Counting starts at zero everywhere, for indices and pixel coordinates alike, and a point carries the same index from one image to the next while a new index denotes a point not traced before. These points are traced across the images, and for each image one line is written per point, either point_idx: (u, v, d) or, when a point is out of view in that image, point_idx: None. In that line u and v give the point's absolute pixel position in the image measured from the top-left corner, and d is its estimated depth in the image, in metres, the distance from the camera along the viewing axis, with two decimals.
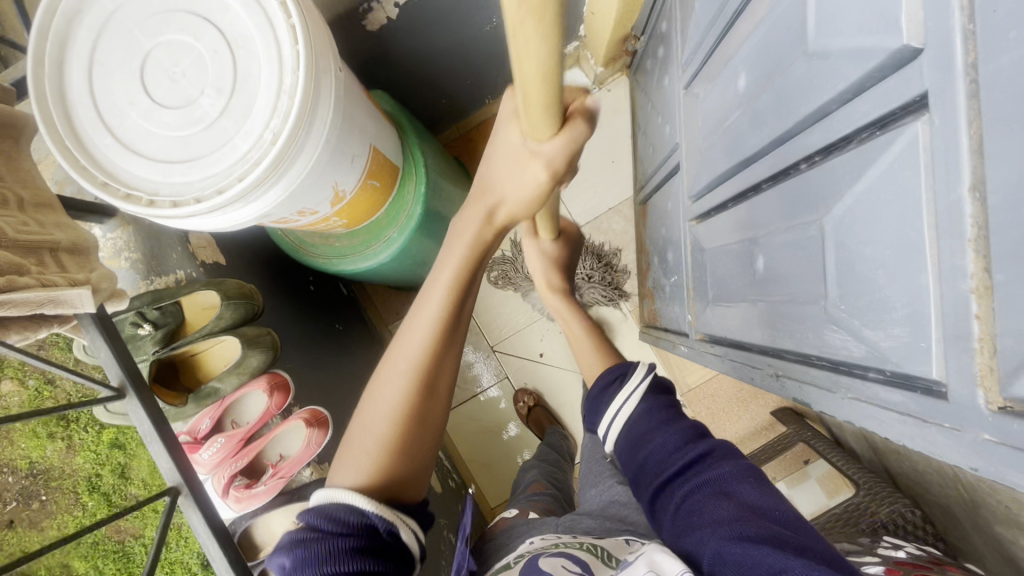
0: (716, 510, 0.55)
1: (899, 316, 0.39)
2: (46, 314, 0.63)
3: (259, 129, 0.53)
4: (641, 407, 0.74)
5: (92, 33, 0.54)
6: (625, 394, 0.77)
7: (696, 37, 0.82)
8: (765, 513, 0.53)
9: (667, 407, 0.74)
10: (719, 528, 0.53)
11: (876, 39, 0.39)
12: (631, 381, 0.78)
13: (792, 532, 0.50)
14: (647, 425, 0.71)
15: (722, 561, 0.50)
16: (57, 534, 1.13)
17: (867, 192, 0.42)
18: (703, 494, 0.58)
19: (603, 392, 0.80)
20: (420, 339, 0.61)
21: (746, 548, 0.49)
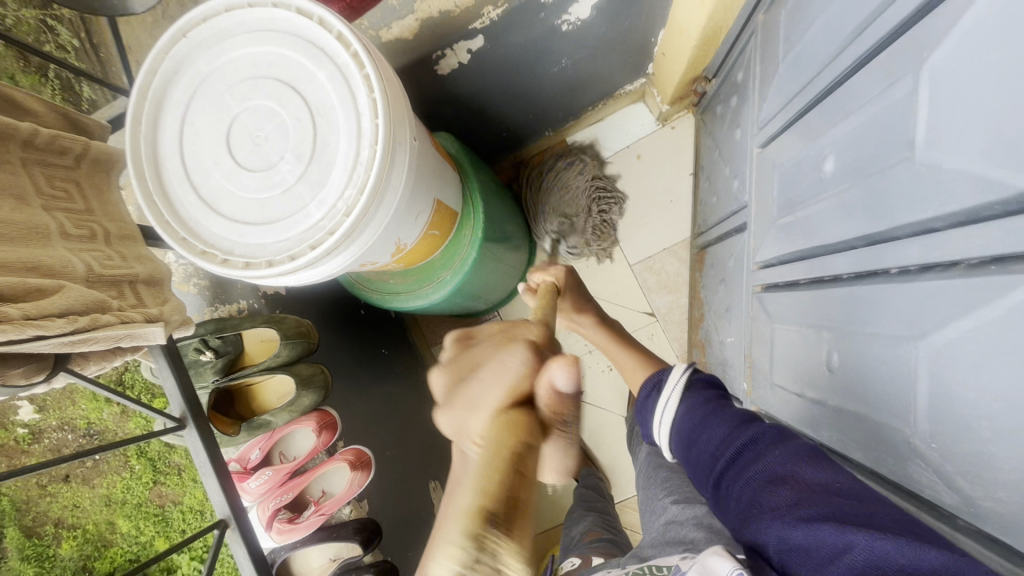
0: (772, 499, 0.48)
1: (1007, 481, 0.35)
2: (123, 346, 0.66)
3: (333, 199, 0.54)
4: (686, 404, 0.67)
5: (186, 94, 0.57)
6: (663, 403, 0.69)
7: (778, 100, 0.78)
8: (830, 490, 0.45)
9: (711, 398, 0.65)
10: (778, 514, 0.46)
11: (1002, 174, 0.36)
12: (669, 384, 0.70)
13: (864, 502, 0.42)
14: (691, 423, 0.64)
15: (789, 548, 0.44)
16: (106, 492, 1.14)
17: (971, 332, 0.39)
18: (759, 484, 0.50)
19: (647, 401, 0.73)
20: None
21: (812, 531, 0.42)
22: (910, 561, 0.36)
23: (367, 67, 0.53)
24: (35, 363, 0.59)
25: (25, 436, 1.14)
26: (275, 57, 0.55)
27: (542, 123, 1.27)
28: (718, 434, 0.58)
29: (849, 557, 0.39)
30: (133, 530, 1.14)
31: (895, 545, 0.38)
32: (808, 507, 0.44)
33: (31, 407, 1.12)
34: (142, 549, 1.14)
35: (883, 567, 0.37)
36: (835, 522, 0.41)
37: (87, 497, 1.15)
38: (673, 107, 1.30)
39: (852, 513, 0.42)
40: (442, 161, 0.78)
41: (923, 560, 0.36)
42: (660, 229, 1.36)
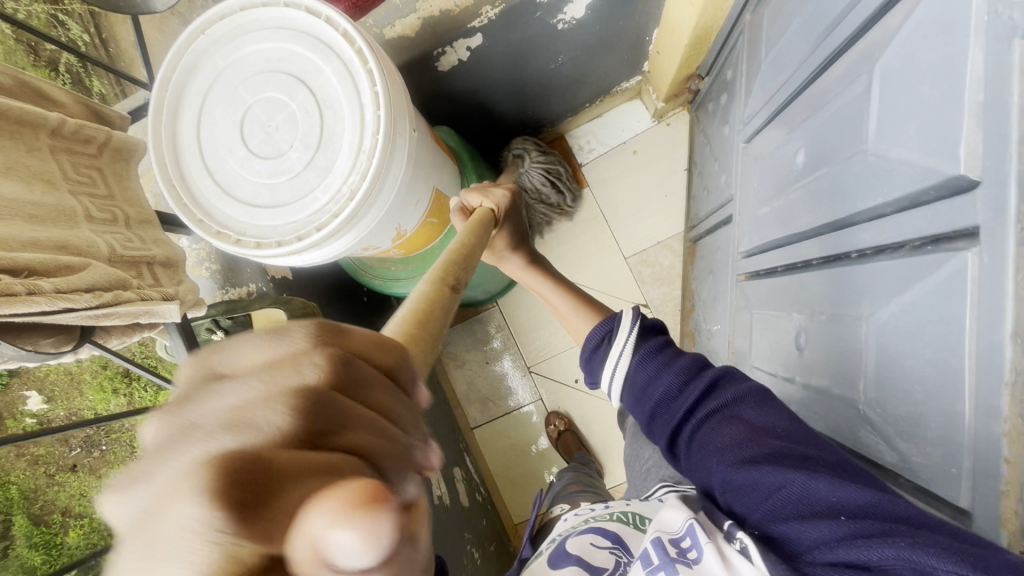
0: (719, 440, 0.50)
1: (934, 436, 0.40)
2: (142, 322, 0.71)
3: (338, 184, 0.59)
4: (637, 356, 0.63)
5: (204, 87, 0.62)
6: (617, 355, 0.63)
7: (761, 96, 0.81)
8: (771, 432, 0.48)
9: (663, 347, 0.63)
10: (723, 455, 0.48)
11: (933, 162, 0.40)
12: (619, 339, 0.64)
13: (802, 444, 0.46)
14: (647, 374, 0.61)
15: (730, 487, 0.46)
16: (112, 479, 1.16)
17: (909, 306, 0.43)
18: (707, 426, 0.52)
19: (593, 356, 0.66)
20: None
21: (751, 472, 0.45)
22: (840, 497, 0.40)
23: (370, 62, 0.58)
24: (63, 334, 0.64)
25: (30, 427, 1.11)
26: (287, 53, 0.60)
27: (540, 119, 1.31)
28: (668, 384, 0.58)
29: (783, 493, 0.42)
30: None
31: (827, 483, 0.41)
32: (750, 448, 0.47)
33: (38, 397, 1.10)
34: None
35: (816, 502, 0.41)
36: (772, 463, 0.44)
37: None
38: (668, 104, 1.34)
39: (789, 454, 0.45)
40: (441, 153, 0.83)
41: (851, 497, 0.40)
42: (655, 223, 1.40)
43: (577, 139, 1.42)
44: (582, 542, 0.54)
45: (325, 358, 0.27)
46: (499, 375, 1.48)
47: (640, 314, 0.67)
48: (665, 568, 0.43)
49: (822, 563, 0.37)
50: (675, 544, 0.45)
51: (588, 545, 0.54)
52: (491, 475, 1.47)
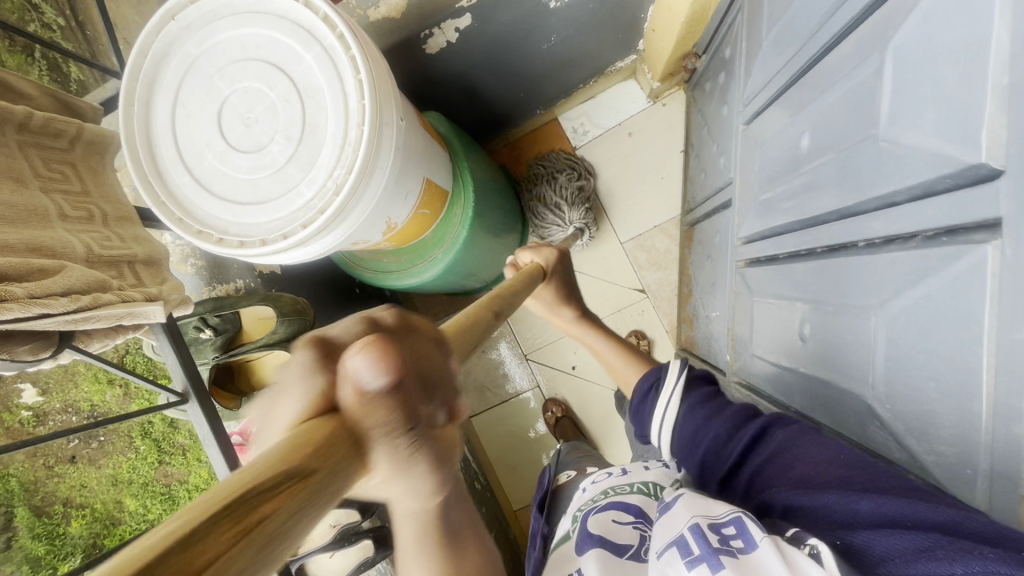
0: (784, 478, 0.46)
1: (948, 435, 0.38)
2: (124, 324, 0.69)
3: (323, 177, 0.56)
4: (684, 407, 0.63)
5: (177, 76, 0.58)
6: (663, 403, 0.66)
7: (762, 76, 0.79)
8: (839, 463, 0.44)
9: (712, 396, 0.63)
10: (786, 488, 0.45)
11: (952, 149, 0.38)
12: (667, 387, 0.67)
13: (877, 471, 0.42)
14: (693, 423, 0.60)
15: (793, 513, 0.42)
16: (112, 473, 1.08)
17: (923, 299, 0.41)
18: (767, 467, 0.49)
19: (644, 402, 0.70)
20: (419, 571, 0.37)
21: (818, 496, 0.41)
22: (917, 518, 0.35)
23: (352, 48, 0.54)
24: (41, 339, 0.62)
25: (30, 420, 1.06)
26: (263, 39, 0.56)
27: (532, 103, 1.28)
28: (721, 431, 0.56)
29: (858, 519, 0.38)
30: (140, 509, 1.08)
31: (902, 504, 0.36)
32: (817, 482, 0.43)
33: (33, 389, 1.05)
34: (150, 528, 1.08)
35: (892, 520, 0.36)
36: (841, 490, 0.41)
37: (94, 477, 1.09)
38: (663, 84, 1.30)
39: (861, 485, 0.41)
40: (432, 142, 0.79)
41: (930, 516, 0.35)
42: (652, 207, 1.37)
43: (571, 121, 1.39)
44: (603, 519, 0.49)
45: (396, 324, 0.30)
46: (496, 363, 1.47)
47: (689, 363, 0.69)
48: (709, 558, 0.37)
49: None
50: (715, 531, 0.40)
51: (611, 521, 0.49)
52: (490, 462, 1.46)
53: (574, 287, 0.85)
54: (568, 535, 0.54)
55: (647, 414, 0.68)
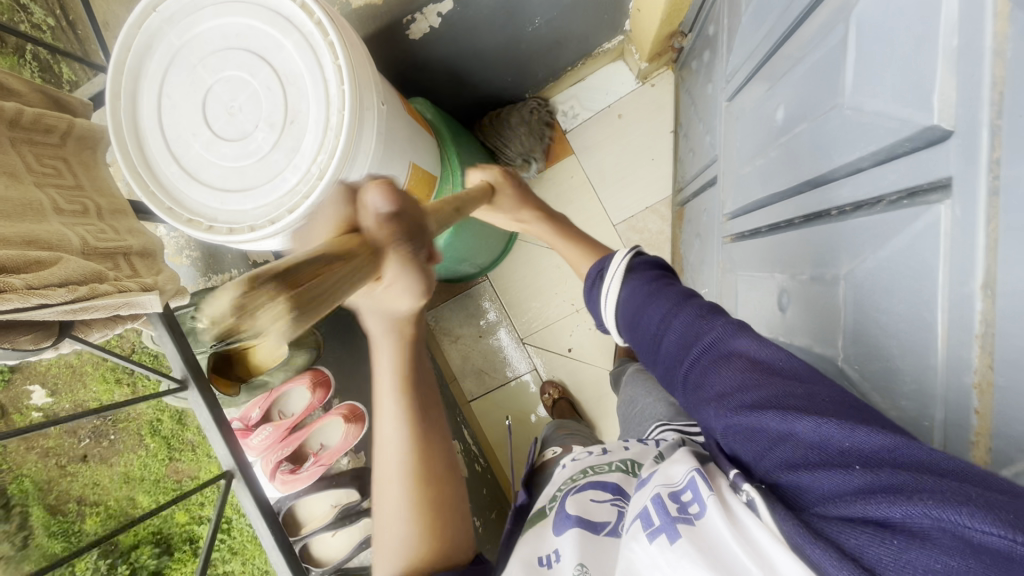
0: (720, 381, 0.47)
1: (908, 390, 0.40)
2: (122, 314, 0.71)
3: (307, 163, 0.57)
4: (630, 287, 0.65)
5: (160, 68, 0.59)
6: (608, 285, 0.68)
7: (741, 52, 0.79)
8: (774, 369, 0.45)
9: (656, 278, 0.64)
10: (721, 401, 0.45)
11: (908, 112, 0.39)
12: (610, 273, 0.69)
13: (809, 383, 0.43)
14: (637, 301, 0.63)
15: (733, 430, 0.44)
16: (124, 471, 1.10)
17: (887, 261, 0.42)
18: (703, 366, 0.49)
19: (593, 291, 0.71)
20: (389, 400, 0.49)
21: (754, 416, 0.42)
22: (853, 442, 0.36)
23: (330, 34, 0.55)
24: (41, 330, 0.64)
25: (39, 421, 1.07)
26: (243, 28, 0.57)
27: (520, 87, 1.28)
28: (663, 314, 0.57)
29: (793, 441, 0.39)
30: (153, 505, 1.09)
31: (838, 427, 0.37)
32: (751, 392, 0.43)
33: (43, 391, 1.05)
34: (164, 523, 1.09)
35: (830, 450, 0.37)
36: (775, 408, 0.41)
37: (107, 475, 1.10)
38: (651, 65, 1.30)
39: (797, 397, 0.41)
40: (417, 128, 0.80)
41: (865, 443, 0.36)
42: (643, 188, 1.38)
43: (561, 105, 1.39)
44: (580, 499, 0.51)
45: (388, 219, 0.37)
46: (494, 348, 1.49)
47: (636, 251, 0.70)
48: (666, 529, 0.40)
49: (835, 519, 0.34)
50: (675, 499, 0.42)
51: (588, 501, 0.50)
52: (490, 446, 1.48)
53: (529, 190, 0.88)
54: (542, 512, 0.54)
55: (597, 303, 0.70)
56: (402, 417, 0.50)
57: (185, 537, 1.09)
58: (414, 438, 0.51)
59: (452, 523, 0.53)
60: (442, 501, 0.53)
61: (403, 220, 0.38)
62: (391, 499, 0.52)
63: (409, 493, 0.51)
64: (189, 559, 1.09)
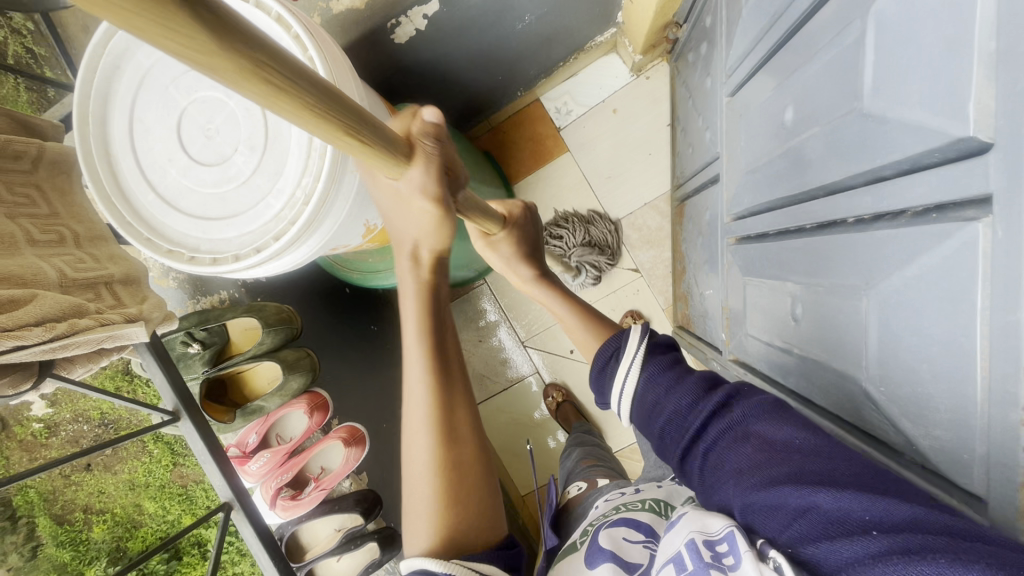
0: (737, 460, 0.47)
1: (943, 420, 0.38)
2: (106, 347, 0.67)
3: (291, 188, 0.54)
4: (645, 374, 0.62)
5: (131, 90, 0.56)
6: (625, 369, 0.63)
7: (743, 46, 0.75)
8: (792, 448, 0.44)
9: (671, 364, 0.62)
10: (741, 479, 0.45)
11: (940, 121, 0.36)
12: (626, 355, 0.64)
13: (829, 456, 0.42)
14: (656, 394, 0.59)
15: (753, 509, 0.42)
16: (129, 478, 1.04)
17: (916, 280, 0.39)
18: (723, 448, 0.49)
19: (604, 373, 0.67)
20: (416, 360, 0.58)
21: (773, 492, 0.41)
22: (874, 514, 0.35)
23: (310, 49, 0.52)
24: (20, 372, 0.60)
25: (42, 431, 1.03)
26: None
27: (512, 85, 1.24)
28: (682, 402, 0.56)
29: (811, 516, 0.38)
30: (159, 512, 1.04)
31: (857, 501, 0.37)
32: (767, 468, 0.43)
33: (43, 402, 1.01)
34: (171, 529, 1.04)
35: (846, 521, 0.36)
36: (792, 483, 0.40)
37: (112, 482, 1.05)
38: (645, 57, 1.25)
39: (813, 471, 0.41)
40: None
41: (885, 515, 0.35)
42: (641, 185, 1.34)
43: (553, 101, 1.35)
44: (613, 536, 0.48)
45: (433, 126, 0.46)
46: (494, 352, 1.46)
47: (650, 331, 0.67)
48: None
49: None
50: (709, 547, 0.40)
51: (621, 538, 0.48)
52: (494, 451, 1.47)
53: (537, 248, 0.83)
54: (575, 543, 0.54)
55: (606, 387, 0.66)
56: (427, 371, 0.58)
57: (193, 542, 1.04)
58: (437, 409, 0.57)
59: (475, 490, 0.58)
60: (467, 463, 0.58)
61: (437, 133, 0.46)
62: (417, 451, 0.58)
63: (433, 456, 0.57)
64: (198, 564, 1.04)
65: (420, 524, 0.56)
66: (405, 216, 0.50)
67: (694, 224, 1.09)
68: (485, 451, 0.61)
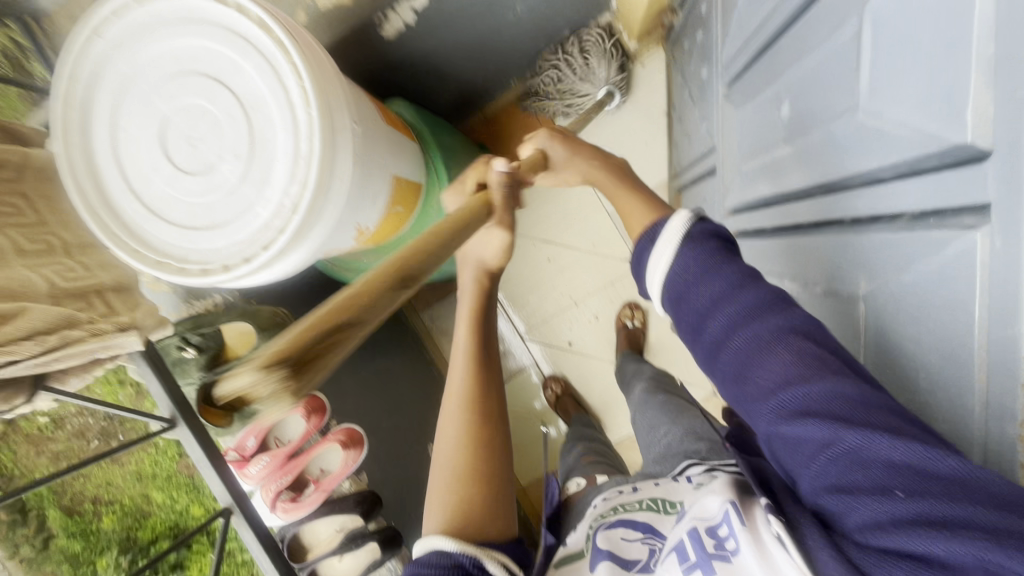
0: (766, 373, 0.41)
1: (942, 429, 0.38)
2: (100, 356, 0.67)
3: (279, 197, 0.53)
4: (685, 260, 0.50)
5: (111, 98, 0.54)
6: (663, 252, 0.52)
7: (738, 36, 0.74)
8: (828, 366, 0.39)
9: (720, 250, 0.49)
10: (766, 401, 0.40)
11: (936, 127, 0.35)
12: (666, 238, 0.52)
13: (862, 383, 0.38)
14: (691, 281, 0.48)
15: (779, 439, 0.40)
16: (136, 469, 1.01)
17: (914, 287, 0.39)
18: (748, 356, 0.42)
19: (640, 258, 0.55)
20: (462, 351, 0.61)
21: (803, 425, 0.38)
22: (902, 462, 0.34)
23: (293, 54, 0.51)
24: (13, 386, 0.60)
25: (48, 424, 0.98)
26: (199, 50, 0.52)
27: (504, 75, 1.21)
28: (716, 290, 0.46)
29: (837, 454, 0.36)
30: (169, 501, 1.02)
31: (888, 443, 0.35)
32: (803, 387, 0.39)
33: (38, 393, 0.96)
34: (180, 518, 1.02)
35: (875, 467, 0.35)
36: (825, 418, 0.37)
37: (119, 473, 1.01)
38: (640, 44, 1.23)
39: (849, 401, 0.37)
40: (397, 136, 0.75)
41: (922, 465, 0.34)
42: (637, 174, 1.33)
43: None
44: (611, 537, 0.50)
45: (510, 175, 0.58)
46: None
47: (698, 214, 0.54)
48: (702, 565, 0.42)
49: (873, 548, 0.34)
50: (711, 534, 0.44)
51: (620, 539, 0.50)
52: None
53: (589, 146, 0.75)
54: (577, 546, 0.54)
55: (641, 268, 0.54)
56: (471, 365, 0.60)
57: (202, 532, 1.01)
58: (474, 386, 0.59)
59: (501, 474, 0.58)
60: (494, 446, 0.58)
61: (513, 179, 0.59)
62: (449, 437, 0.59)
63: (466, 429, 0.58)
64: (206, 552, 1.00)
65: (440, 505, 0.55)
66: (481, 242, 0.61)
67: (692, 215, 1.08)
68: (506, 443, 0.60)
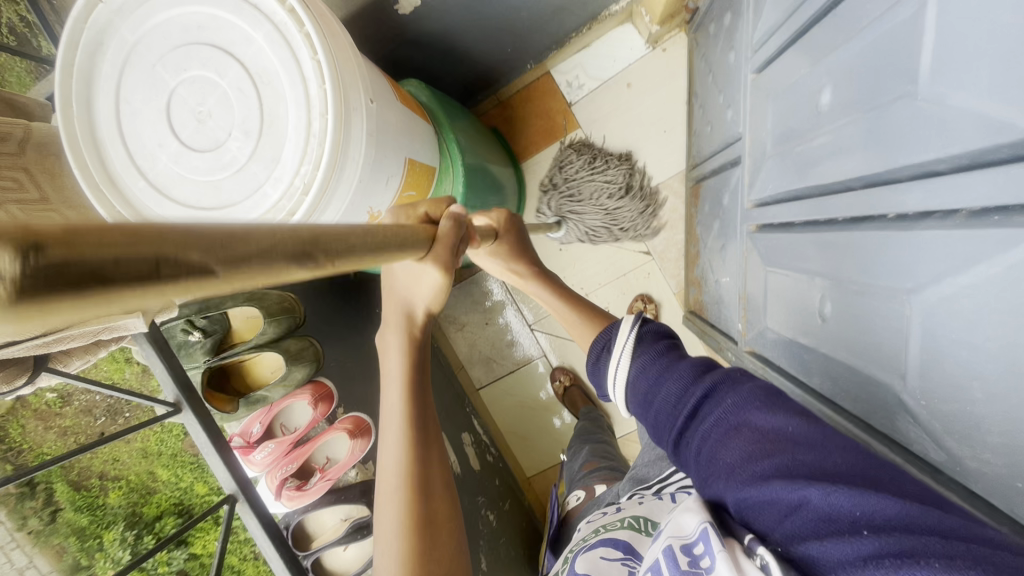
0: (728, 454, 0.41)
1: (995, 441, 0.36)
2: (103, 339, 0.65)
3: (289, 176, 0.50)
4: (637, 363, 0.58)
5: (116, 69, 0.52)
6: (619, 352, 0.60)
7: (772, 18, 0.70)
8: (786, 438, 0.39)
9: (667, 350, 0.57)
10: (731, 473, 0.40)
11: (1013, 115, 0.32)
12: (619, 342, 0.61)
13: (821, 447, 0.37)
14: (648, 381, 0.55)
15: (746, 505, 0.38)
16: (139, 449, 0.98)
17: (971, 289, 0.36)
18: (715, 438, 0.43)
19: (599, 363, 0.63)
20: (395, 417, 0.55)
21: (764, 487, 0.36)
22: (864, 509, 0.32)
23: (306, 24, 0.48)
24: (16, 366, 0.59)
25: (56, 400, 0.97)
26: (207, 19, 0.50)
27: (521, 56, 1.17)
28: (676, 392, 0.50)
29: (804, 513, 0.34)
30: (173, 480, 0.98)
31: (848, 496, 0.33)
32: (765, 457, 0.38)
33: None
34: (184, 497, 0.98)
35: (838, 519, 0.32)
36: (784, 476, 0.36)
37: (125, 450, 0.99)
38: (663, 27, 1.18)
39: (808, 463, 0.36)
40: (411, 116, 0.72)
41: (879, 510, 0.31)
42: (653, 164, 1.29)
43: (564, 74, 1.28)
44: (591, 557, 0.46)
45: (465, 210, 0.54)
46: (500, 333, 1.44)
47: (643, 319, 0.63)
48: None
49: None
50: (686, 552, 0.37)
51: (598, 558, 0.46)
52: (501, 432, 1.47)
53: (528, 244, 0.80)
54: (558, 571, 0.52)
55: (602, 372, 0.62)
56: (404, 430, 0.55)
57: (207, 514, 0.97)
58: (410, 468, 0.54)
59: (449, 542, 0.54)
60: (439, 517, 0.54)
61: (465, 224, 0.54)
62: (387, 515, 0.53)
63: (405, 502, 0.53)
64: (211, 530, 0.96)
65: None
66: (410, 282, 0.52)
67: (711, 207, 1.05)
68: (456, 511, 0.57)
